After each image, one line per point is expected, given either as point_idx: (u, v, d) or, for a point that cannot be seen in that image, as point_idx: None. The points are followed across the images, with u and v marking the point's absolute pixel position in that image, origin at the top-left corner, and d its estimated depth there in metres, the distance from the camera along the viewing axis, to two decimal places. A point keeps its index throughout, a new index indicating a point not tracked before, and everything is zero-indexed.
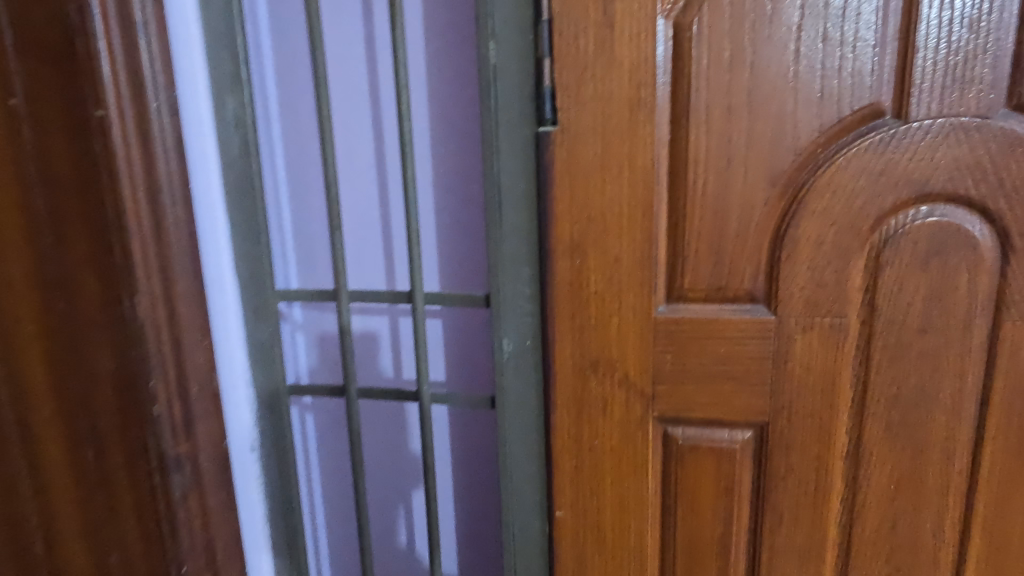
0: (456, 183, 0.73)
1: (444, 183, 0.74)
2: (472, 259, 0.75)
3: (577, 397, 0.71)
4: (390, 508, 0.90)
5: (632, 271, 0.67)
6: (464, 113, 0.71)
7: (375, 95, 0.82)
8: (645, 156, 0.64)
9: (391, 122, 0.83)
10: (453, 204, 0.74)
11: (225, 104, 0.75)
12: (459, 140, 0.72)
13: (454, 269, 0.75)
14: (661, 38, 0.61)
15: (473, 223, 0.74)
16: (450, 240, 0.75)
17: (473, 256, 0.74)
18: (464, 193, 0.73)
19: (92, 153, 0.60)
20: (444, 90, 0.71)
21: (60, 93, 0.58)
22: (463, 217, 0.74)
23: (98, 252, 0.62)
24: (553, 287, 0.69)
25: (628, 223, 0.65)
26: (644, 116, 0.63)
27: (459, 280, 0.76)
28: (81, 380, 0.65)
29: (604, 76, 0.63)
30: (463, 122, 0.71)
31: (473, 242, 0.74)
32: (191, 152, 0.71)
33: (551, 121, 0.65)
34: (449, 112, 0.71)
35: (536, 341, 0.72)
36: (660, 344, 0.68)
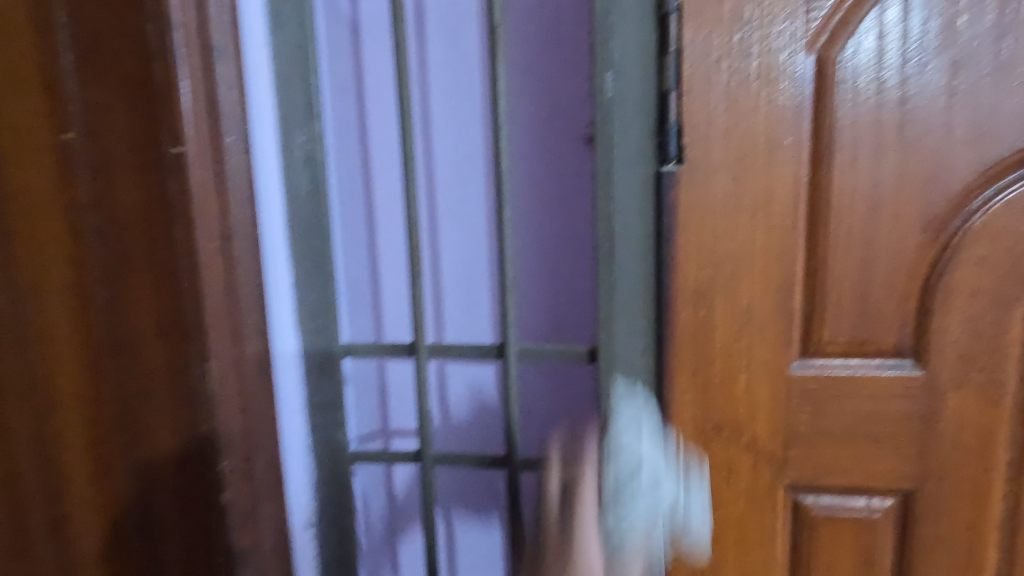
0: (556, 226, 0.66)
1: (540, 225, 0.66)
2: (573, 308, 0.67)
3: (698, 464, 0.63)
4: None
5: (765, 323, 0.60)
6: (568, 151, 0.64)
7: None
8: (783, 198, 0.58)
9: (466, 156, 0.75)
10: (550, 248, 0.66)
11: (293, 136, 0.66)
12: (560, 179, 0.65)
13: (550, 320, 0.68)
14: (802, 72, 0.56)
15: (574, 269, 0.66)
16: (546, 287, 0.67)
17: (574, 306, 0.67)
18: (565, 236, 0.66)
19: (164, 195, 0.50)
20: (546, 123, 0.64)
21: (130, 125, 0.50)
22: (562, 263, 0.67)
23: (163, 312, 0.52)
24: (674, 340, 0.62)
25: (761, 270, 0.59)
26: (782, 155, 0.57)
27: (556, 332, 0.68)
28: (134, 461, 0.55)
29: (739, 112, 0.57)
30: (566, 159, 0.65)
31: (576, 290, 0.67)
32: (259, 191, 0.62)
33: (676, 159, 0.59)
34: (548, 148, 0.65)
35: (649, 400, 0.65)
36: (794, 403, 0.61)
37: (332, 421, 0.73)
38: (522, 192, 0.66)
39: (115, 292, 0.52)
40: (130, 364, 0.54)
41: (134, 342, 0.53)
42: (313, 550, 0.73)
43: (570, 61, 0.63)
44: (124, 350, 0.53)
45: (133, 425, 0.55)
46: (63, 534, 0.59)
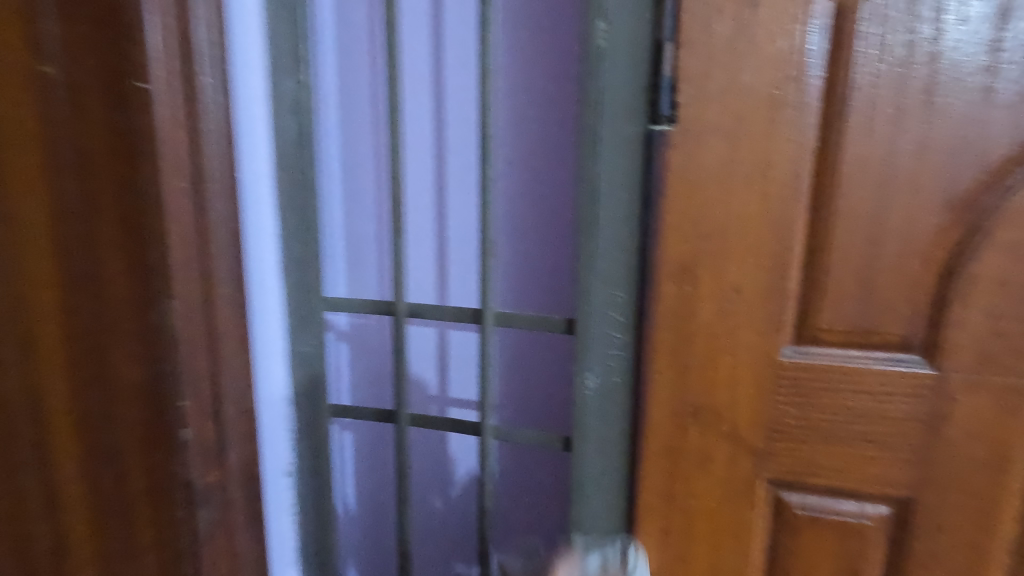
0: (540, 187, 0.62)
1: (525, 187, 0.62)
2: (554, 276, 0.64)
3: (673, 449, 0.60)
4: (437, 550, 0.80)
5: (755, 304, 0.55)
6: (556, 107, 0.60)
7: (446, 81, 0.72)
8: (784, 166, 0.52)
9: None
10: (537, 211, 0.63)
11: (282, 84, 0.65)
12: (544, 138, 0.61)
13: (529, 288, 0.64)
14: (816, 22, 0.50)
15: (561, 234, 0.63)
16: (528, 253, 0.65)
17: (556, 274, 0.63)
18: (551, 200, 0.62)
19: (128, 132, 0.51)
20: (535, 77, 0.60)
21: (99, 64, 0.51)
22: (544, 227, 0.63)
23: (127, 251, 0.53)
24: (655, 316, 0.58)
25: (755, 245, 0.54)
26: (786, 117, 0.51)
27: (538, 299, 0.65)
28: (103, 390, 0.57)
29: (740, 67, 0.52)
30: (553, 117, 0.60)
31: (557, 256, 0.63)
32: (239, 137, 0.61)
33: (668, 117, 0.54)
34: (537, 105, 0.61)
35: (626, 377, 0.61)
36: (781, 393, 0.56)
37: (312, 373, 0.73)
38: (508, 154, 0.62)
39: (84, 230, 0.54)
40: (97, 302, 0.56)
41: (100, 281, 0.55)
42: (291, 497, 0.74)
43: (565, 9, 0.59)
44: (93, 288, 0.55)
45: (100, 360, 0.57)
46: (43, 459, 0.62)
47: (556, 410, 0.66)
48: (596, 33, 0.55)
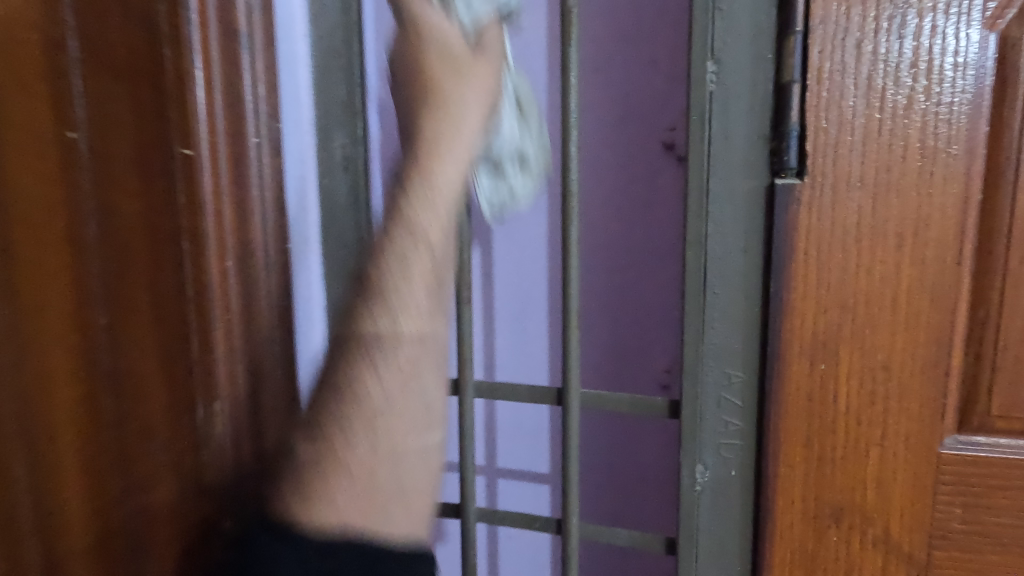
0: (627, 247, 0.55)
1: (608, 253, 0.56)
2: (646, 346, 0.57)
3: (808, 556, 0.50)
4: None
5: (909, 385, 0.46)
6: (647, 160, 0.54)
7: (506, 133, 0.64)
8: (942, 225, 0.44)
9: None
10: (623, 278, 0.56)
11: (331, 140, 0.58)
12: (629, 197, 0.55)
13: (621, 362, 0.57)
14: (980, 58, 0.42)
15: (653, 298, 0.55)
16: (616, 326, 0.57)
17: (651, 349, 0.56)
18: (642, 262, 0.55)
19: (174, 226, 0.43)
20: (621, 125, 0.54)
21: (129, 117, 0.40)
22: (629, 292, 0.56)
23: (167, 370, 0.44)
24: (784, 399, 0.49)
25: (907, 317, 0.46)
26: (943, 168, 0.44)
27: (626, 376, 0.57)
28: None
29: (886, 112, 0.44)
30: (645, 174, 0.54)
31: (649, 326, 0.56)
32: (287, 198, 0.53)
33: (796, 170, 0.46)
34: (627, 156, 0.54)
35: (744, 472, 0.52)
36: (944, 490, 0.47)
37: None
38: (590, 212, 0.56)
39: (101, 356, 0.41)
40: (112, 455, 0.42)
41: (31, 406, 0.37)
42: None
43: (659, 50, 0.52)
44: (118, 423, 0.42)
45: None
46: None
47: (650, 500, 0.57)
48: (704, 75, 0.48)
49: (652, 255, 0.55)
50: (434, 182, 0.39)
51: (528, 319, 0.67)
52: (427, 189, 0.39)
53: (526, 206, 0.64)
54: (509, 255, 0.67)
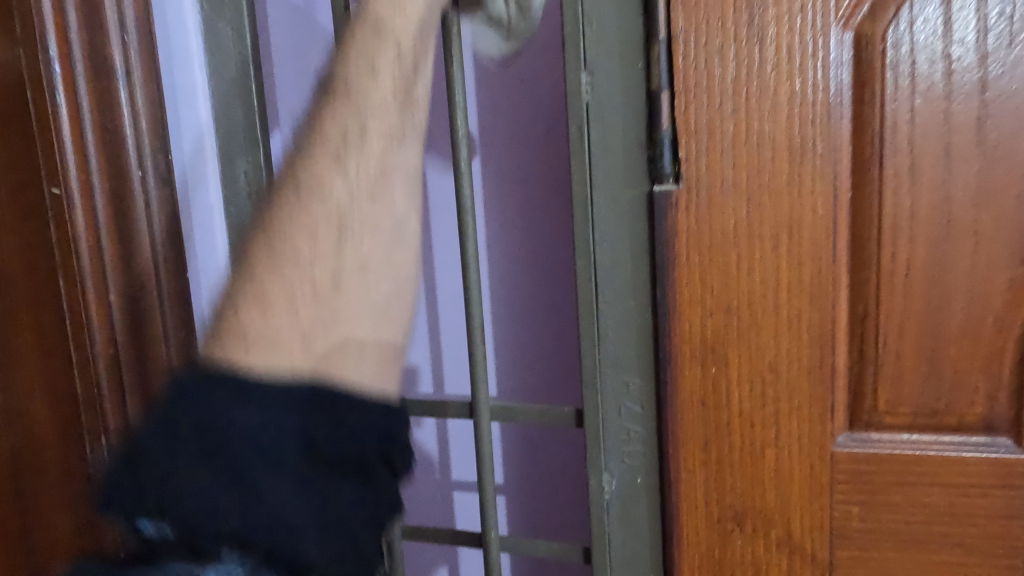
0: (527, 257, 0.56)
1: (511, 267, 0.57)
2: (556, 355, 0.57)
3: (714, 561, 0.50)
4: None
5: (797, 384, 0.46)
6: (541, 172, 0.54)
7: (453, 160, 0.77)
8: (815, 224, 0.44)
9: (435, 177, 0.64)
10: (529, 287, 0.57)
11: (236, 167, 0.59)
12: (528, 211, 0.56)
13: (532, 372, 0.57)
14: (839, 56, 0.43)
15: (559, 307, 0.56)
16: (525, 336, 0.57)
17: (561, 357, 0.57)
18: (543, 272, 0.56)
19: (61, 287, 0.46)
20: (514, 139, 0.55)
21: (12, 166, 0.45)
22: (535, 302, 0.57)
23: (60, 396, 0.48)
24: (679, 404, 0.49)
25: (789, 317, 0.46)
26: (813, 168, 0.44)
27: (539, 386, 0.58)
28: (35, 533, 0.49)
29: (754, 114, 0.44)
30: (542, 187, 0.55)
31: (555, 333, 0.56)
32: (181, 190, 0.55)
33: (671, 176, 0.46)
34: (522, 168, 0.55)
35: (649, 478, 0.52)
36: (841, 489, 0.47)
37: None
38: (490, 227, 0.57)
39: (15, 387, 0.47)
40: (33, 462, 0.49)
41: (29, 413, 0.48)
42: None
43: (543, 65, 0.53)
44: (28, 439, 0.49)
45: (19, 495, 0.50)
46: None
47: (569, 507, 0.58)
48: (579, 87, 0.48)
49: (553, 265, 0.56)
50: (343, 108, 0.37)
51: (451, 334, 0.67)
52: (365, 62, 0.38)
53: (442, 220, 0.63)
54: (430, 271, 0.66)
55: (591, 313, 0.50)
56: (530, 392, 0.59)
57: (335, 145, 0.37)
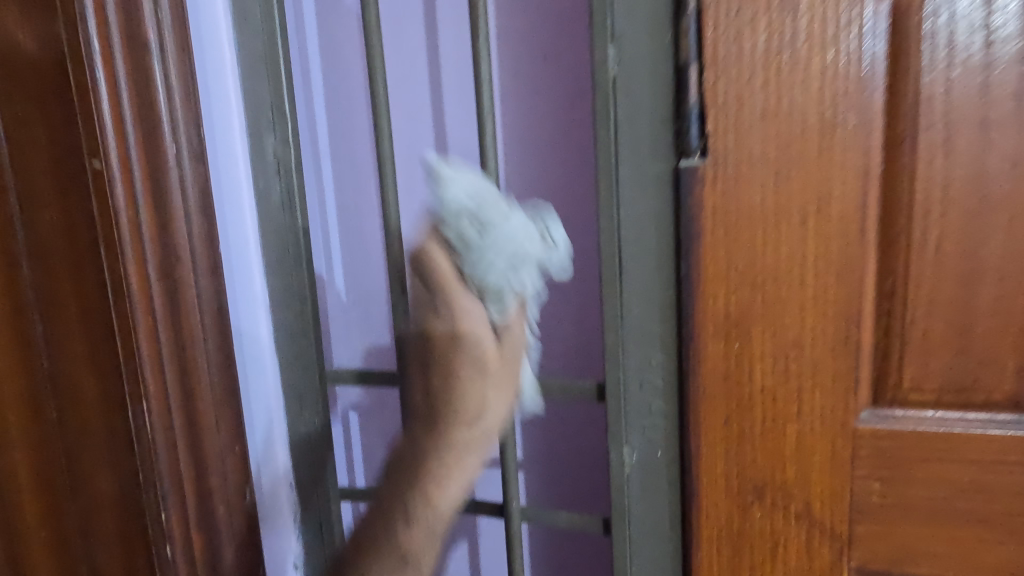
0: None
1: None
2: (580, 330, 0.58)
3: (734, 534, 0.51)
4: None
5: (822, 361, 0.46)
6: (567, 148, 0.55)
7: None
8: (845, 199, 0.44)
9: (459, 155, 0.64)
10: None
11: (265, 143, 0.60)
12: (554, 188, 0.56)
13: (556, 347, 0.59)
14: (874, 27, 0.42)
15: (583, 283, 0.57)
16: (549, 311, 0.58)
17: (584, 331, 0.58)
18: (567, 247, 0.57)
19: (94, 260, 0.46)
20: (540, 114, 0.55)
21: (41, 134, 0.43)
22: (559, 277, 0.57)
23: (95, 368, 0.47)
24: (702, 378, 0.49)
25: (815, 292, 0.45)
26: (844, 142, 0.43)
27: (562, 360, 0.59)
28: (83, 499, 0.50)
29: (784, 87, 0.43)
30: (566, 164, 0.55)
31: (578, 308, 0.57)
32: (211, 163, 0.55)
33: (699, 151, 0.46)
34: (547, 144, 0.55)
35: (670, 452, 0.52)
36: (863, 465, 0.47)
37: (316, 431, 0.65)
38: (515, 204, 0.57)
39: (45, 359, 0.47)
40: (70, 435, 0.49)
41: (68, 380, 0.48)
42: None
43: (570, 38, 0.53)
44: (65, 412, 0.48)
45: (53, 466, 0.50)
46: None
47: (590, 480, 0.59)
48: (606, 61, 0.48)
49: (578, 241, 0.56)
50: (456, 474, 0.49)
51: None
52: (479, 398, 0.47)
53: None
54: None
55: (615, 288, 0.51)
56: (552, 367, 0.60)
57: (467, 454, 0.48)
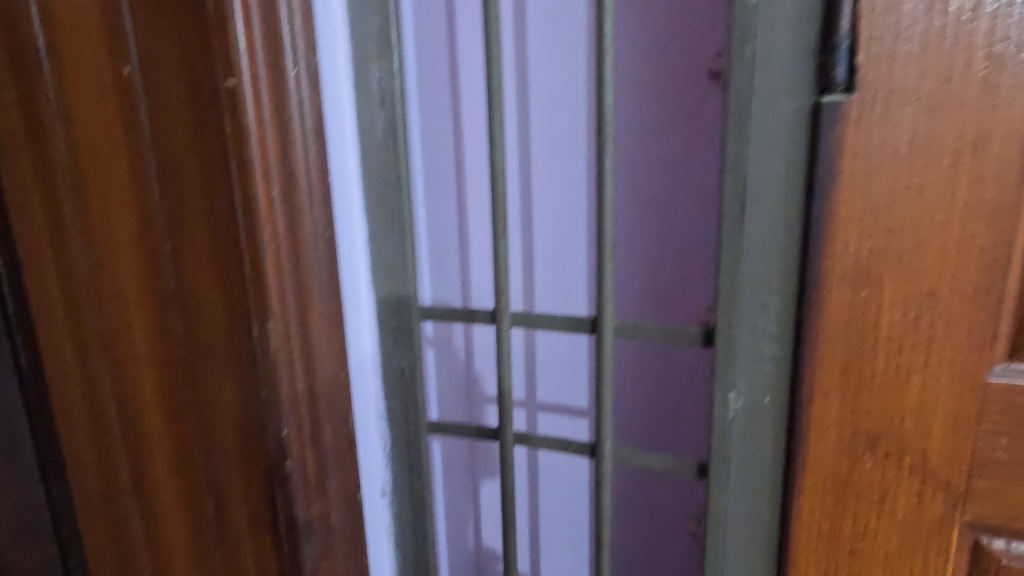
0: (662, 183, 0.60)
1: (649, 190, 0.60)
2: (691, 276, 0.61)
3: (839, 483, 0.50)
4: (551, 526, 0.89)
5: (957, 311, 0.45)
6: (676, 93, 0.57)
7: (558, 85, 0.79)
8: (1005, 142, 0.41)
9: (560, 115, 0.80)
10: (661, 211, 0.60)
11: (368, 76, 0.59)
12: (666, 137, 0.58)
13: (661, 293, 0.63)
14: None
15: (693, 228, 0.60)
16: (655, 258, 0.62)
17: (690, 278, 0.61)
18: (679, 195, 0.59)
19: (219, 179, 0.46)
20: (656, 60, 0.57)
21: (176, 53, 0.45)
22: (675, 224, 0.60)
23: (221, 289, 0.49)
24: (824, 325, 0.48)
25: (958, 239, 0.43)
26: (1011, 80, 0.40)
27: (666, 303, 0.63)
28: (215, 412, 0.52)
29: (951, 17, 0.40)
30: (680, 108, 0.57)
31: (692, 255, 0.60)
32: (324, 90, 0.55)
33: (844, 86, 0.44)
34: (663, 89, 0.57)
35: (778, 399, 0.52)
36: (988, 420, 0.46)
37: (408, 366, 0.66)
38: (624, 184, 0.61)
39: (184, 277, 0.49)
40: (199, 349, 0.51)
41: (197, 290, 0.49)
42: (387, 518, 0.70)
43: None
44: (188, 320, 0.51)
45: (176, 383, 0.53)
46: (139, 485, 0.58)
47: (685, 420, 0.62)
48: None
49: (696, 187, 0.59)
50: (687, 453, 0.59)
51: (572, 258, 0.85)
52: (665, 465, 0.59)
53: (565, 147, 0.81)
54: (547, 203, 0.83)
55: (735, 232, 0.50)
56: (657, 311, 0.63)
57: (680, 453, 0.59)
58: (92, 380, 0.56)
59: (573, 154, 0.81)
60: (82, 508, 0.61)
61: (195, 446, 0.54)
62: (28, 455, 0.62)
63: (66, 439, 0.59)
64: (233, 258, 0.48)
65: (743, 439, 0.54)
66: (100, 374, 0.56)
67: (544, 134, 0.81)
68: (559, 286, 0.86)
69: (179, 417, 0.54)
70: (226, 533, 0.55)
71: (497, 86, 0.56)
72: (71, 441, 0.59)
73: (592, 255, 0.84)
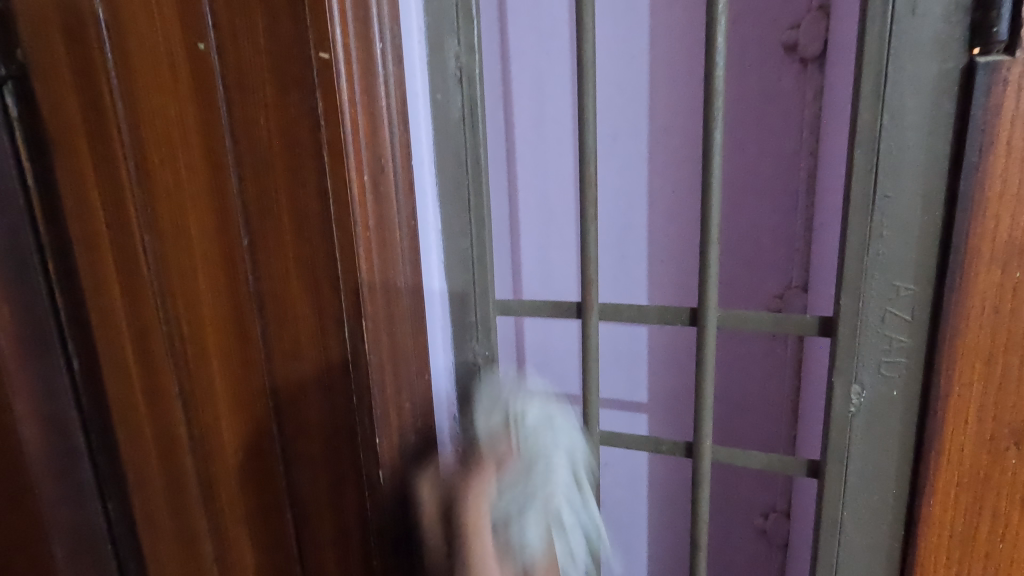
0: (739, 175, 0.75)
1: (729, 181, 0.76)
2: (761, 250, 0.77)
3: (979, 482, 0.46)
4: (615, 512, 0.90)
5: None
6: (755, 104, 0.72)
7: (622, 62, 0.74)
8: None
9: (624, 95, 0.75)
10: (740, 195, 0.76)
11: (446, 53, 0.55)
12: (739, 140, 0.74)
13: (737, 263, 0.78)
14: None
15: (765, 210, 0.75)
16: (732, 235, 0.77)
17: (759, 251, 0.77)
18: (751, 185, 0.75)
19: (308, 163, 0.42)
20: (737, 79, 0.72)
21: (263, 23, 0.40)
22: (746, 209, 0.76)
23: (309, 283, 0.44)
24: (968, 310, 0.44)
25: None
26: None
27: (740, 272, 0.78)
28: (299, 418, 0.48)
29: None
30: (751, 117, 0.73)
31: (762, 232, 0.76)
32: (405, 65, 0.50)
33: (1005, 45, 0.39)
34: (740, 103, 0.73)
35: (907, 391, 0.48)
36: None
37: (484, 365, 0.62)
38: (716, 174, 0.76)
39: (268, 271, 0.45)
40: (283, 350, 0.47)
41: (283, 286, 0.45)
42: None
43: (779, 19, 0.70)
44: (270, 318, 0.46)
45: (256, 387, 0.49)
46: (208, 497, 0.54)
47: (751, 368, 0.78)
48: None
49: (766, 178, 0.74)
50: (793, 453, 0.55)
51: (635, 247, 0.80)
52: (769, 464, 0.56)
53: (630, 129, 0.76)
54: (609, 189, 0.79)
55: (866, 210, 0.46)
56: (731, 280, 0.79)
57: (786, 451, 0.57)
58: (158, 386, 0.52)
59: (638, 136, 0.76)
60: (147, 525, 0.58)
61: (275, 454, 0.50)
62: (88, 467, 0.59)
63: (128, 452, 0.56)
64: (323, 251, 0.43)
65: (862, 434, 0.50)
66: (167, 379, 0.52)
67: (606, 115, 0.76)
68: (620, 277, 0.82)
69: (257, 424, 0.50)
70: (309, 546, 0.52)
71: (589, 61, 0.51)
72: (136, 450, 0.55)
73: (657, 242, 0.79)
